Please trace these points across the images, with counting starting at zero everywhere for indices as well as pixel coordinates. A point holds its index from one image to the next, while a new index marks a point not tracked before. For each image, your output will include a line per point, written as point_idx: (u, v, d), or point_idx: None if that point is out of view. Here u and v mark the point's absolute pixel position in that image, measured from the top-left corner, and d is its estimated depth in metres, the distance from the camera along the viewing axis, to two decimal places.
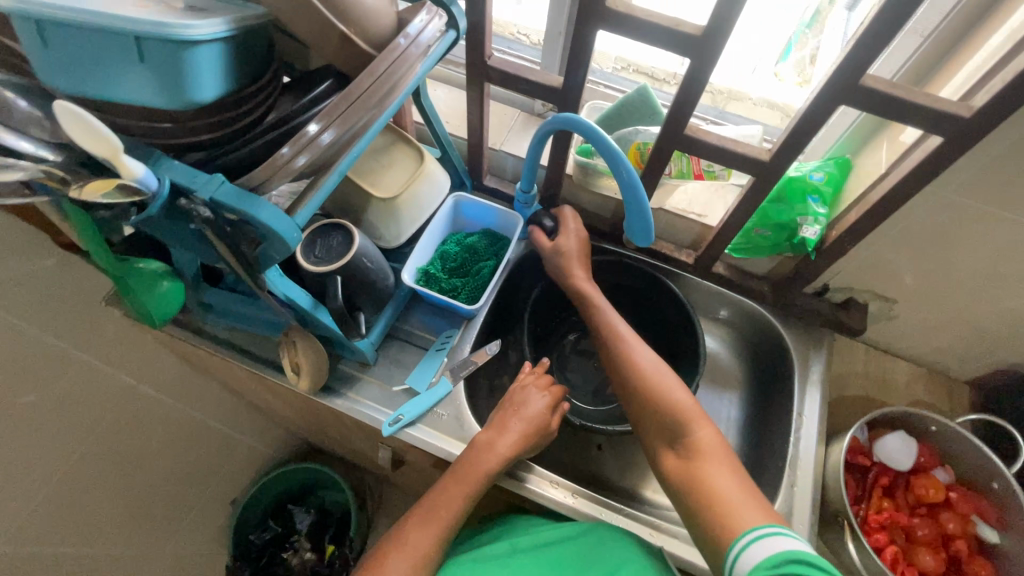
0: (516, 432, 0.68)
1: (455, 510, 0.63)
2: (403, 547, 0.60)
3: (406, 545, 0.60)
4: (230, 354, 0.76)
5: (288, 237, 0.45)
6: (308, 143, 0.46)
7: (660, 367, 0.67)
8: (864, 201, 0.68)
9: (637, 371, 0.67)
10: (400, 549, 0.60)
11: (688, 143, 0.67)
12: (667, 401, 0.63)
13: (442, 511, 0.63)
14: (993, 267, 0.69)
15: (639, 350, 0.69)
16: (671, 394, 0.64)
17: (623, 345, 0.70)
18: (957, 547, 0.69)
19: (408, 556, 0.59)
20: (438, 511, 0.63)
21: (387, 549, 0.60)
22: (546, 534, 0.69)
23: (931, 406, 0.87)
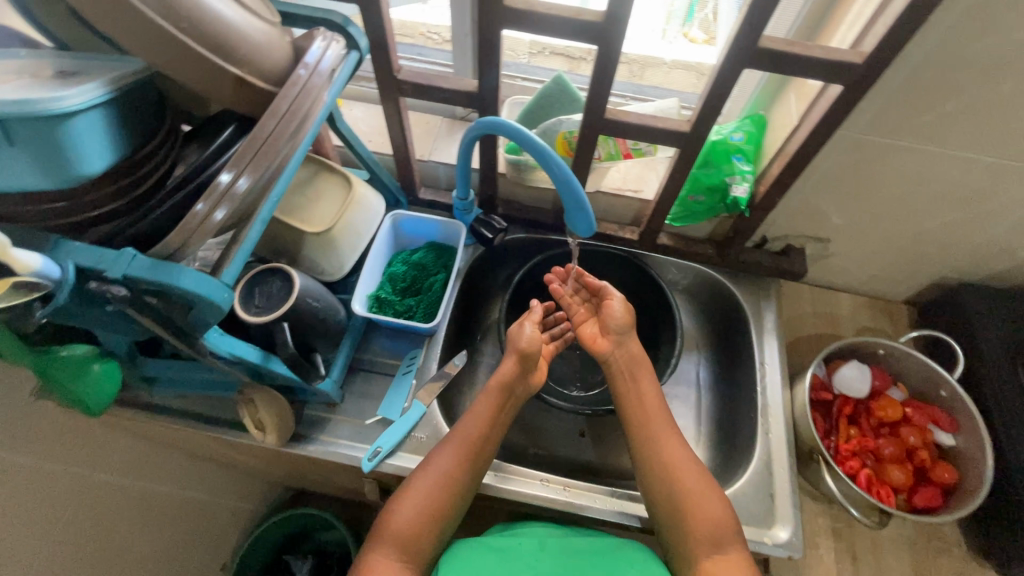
0: (498, 385, 0.71)
1: (475, 439, 0.67)
2: (426, 470, 0.64)
3: (430, 466, 0.65)
4: (186, 423, 0.71)
5: (218, 299, 0.43)
6: (224, 195, 0.43)
7: (694, 470, 0.64)
8: (784, 153, 0.70)
9: (672, 470, 0.64)
10: (425, 471, 0.64)
11: (611, 125, 0.67)
12: (699, 501, 0.62)
13: (461, 438, 0.66)
14: (907, 195, 0.73)
15: (675, 446, 0.66)
16: (702, 500, 0.62)
17: (656, 433, 0.67)
18: (921, 457, 0.73)
19: (433, 475, 0.64)
20: (456, 437, 0.67)
21: (416, 474, 0.65)
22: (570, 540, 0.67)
23: (878, 330, 0.93)
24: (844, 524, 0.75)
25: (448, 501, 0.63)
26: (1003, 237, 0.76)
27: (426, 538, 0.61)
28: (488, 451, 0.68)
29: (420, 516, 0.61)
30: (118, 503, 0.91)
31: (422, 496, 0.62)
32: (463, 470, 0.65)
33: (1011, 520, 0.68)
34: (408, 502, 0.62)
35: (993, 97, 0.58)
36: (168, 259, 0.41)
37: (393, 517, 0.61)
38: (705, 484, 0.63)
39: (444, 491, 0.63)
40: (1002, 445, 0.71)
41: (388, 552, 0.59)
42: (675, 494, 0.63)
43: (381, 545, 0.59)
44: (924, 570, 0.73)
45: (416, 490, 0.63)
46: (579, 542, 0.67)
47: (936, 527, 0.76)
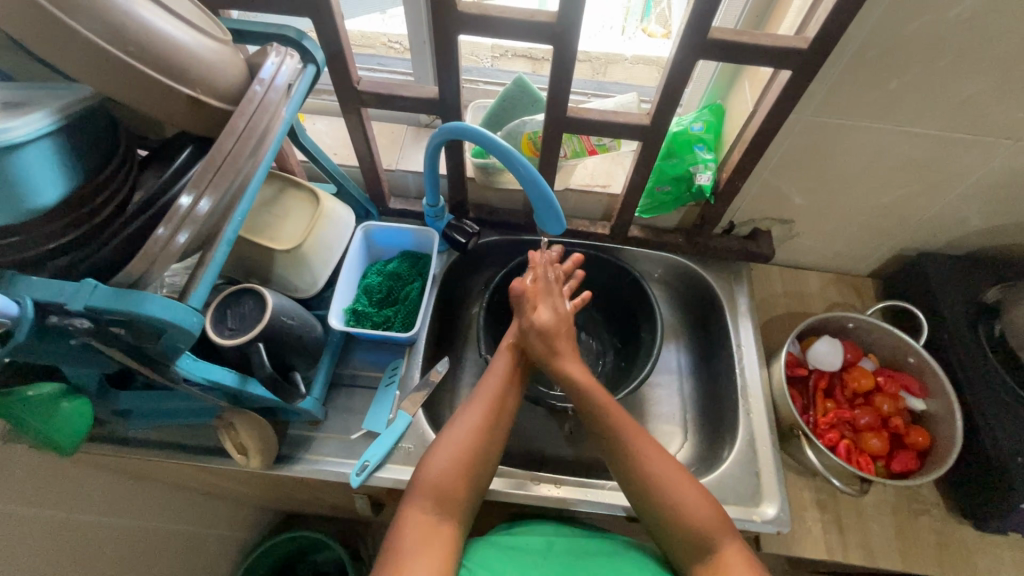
0: (508, 345, 0.74)
1: (498, 393, 0.69)
2: (455, 424, 0.65)
3: (458, 421, 0.65)
4: (165, 454, 0.70)
5: (189, 323, 0.42)
6: (186, 218, 0.41)
7: (675, 475, 0.62)
8: (743, 140, 0.72)
9: (650, 480, 0.62)
10: (453, 426, 0.65)
11: (574, 123, 0.68)
12: (687, 505, 0.60)
13: (485, 393, 0.68)
14: (862, 171, 0.76)
15: (649, 453, 0.63)
16: (687, 504, 0.60)
17: (635, 446, 0.64)
18: (895, 423, 0.76)
19: (462, 428, 0.64)
20: (481, 392, 0.68)
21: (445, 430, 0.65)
22: (579, 543, 0.68)
23: (846, 304, 0.95)
24: (828, 495, 0.77)
25: (481, 451, 0.63)
26: (955, 205, 0.79)
27: (462, 488, 0.60)
28: (511, 405, 0.69)
29: (459, 453, 0.62)
30: (101, 542, 0.88)
31: (453, 448, 0.62)
32: (491, 421, 0.66)
33: (983, 476, 0.71)
34: (440, 455, 0.62)
35: (933, 72, 0.61)
36: (132, 287, 0.40)
37: (425, 471, 0.61)
38: (686, 483, 0.61)
39: (475, 443, 0.63)
40: (969, 405, 0.74)
41: (425, 504, 0.59)
42: (658, 508, 0.61)
43: (418, 499, 0.59)
44: (907, 533, 0.75)
45: (446, 443, 0.63)
46: (585, 544, 0.68)
47: (915, 490, 0.78)
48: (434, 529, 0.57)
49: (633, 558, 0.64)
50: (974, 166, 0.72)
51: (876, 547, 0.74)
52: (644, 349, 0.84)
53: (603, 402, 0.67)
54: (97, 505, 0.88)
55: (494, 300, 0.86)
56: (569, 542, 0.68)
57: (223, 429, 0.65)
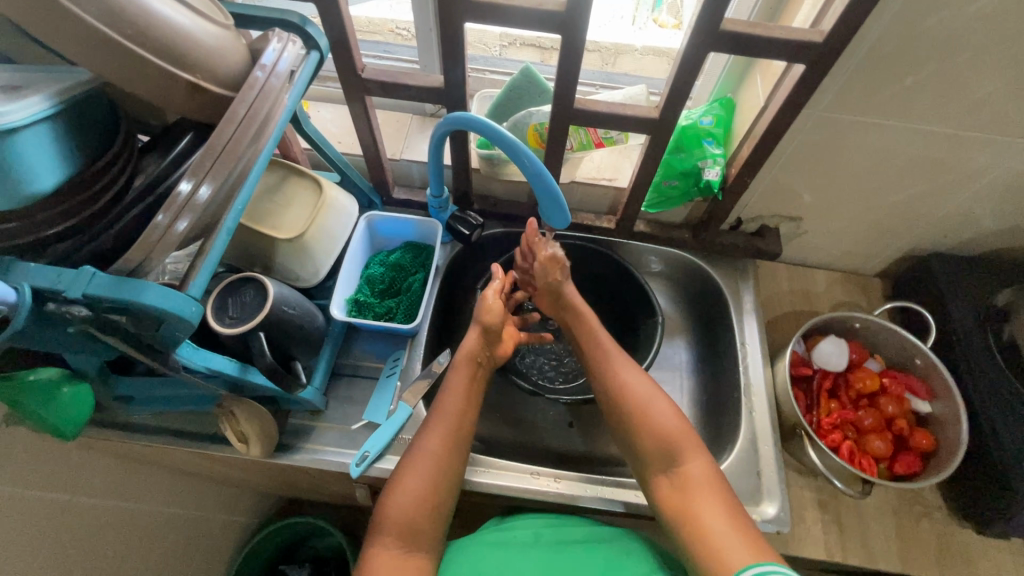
0: (464, 358, 0.71)
1: (457, 418, 0.66)
2: (418, 449, 0.64)
3: (416, 452, 0.64)
4: (166, 441, 0.70)
5: (187, 313, 0.42)
6: (185, 205, 0.41)
7: (644, 384, 0.65)
8: (753, 135, 0.71)
9: (626, 393, 0.65)
10: (412, 459, 0.63)
11: (581, 115, 0.67)
12: (657, 415, 0.62)
13: (443, 417, 0.66)
14: (874, 169, 0.75)
15: (629, 370, 0.67)
16: (658, 413, 0.62)
17: (616, 369, 0.67)
18: (900, 425, 0.75)
19: (419, 462, 0.63)
20: (437, 419, 0.66)
21: (408, 455, 0.64)
22: (575, 531, 0.68)
23: (854, 304, 0.94)
24: (829, 496, 0.76)
25: (438, 489, 0.62)
26: (968, 205, 0.78)
27: (425, 523, 0.60)
28: (473, 420, 0.68)
29: (421, 484, 0.61)
30: (103, 525, 0.89)
31: (413, 481, 0.61)
32: (451, 449, 0.64)
33: (988, 480, 0.70)
34: (400, 491, 0.61)
35: (951, 69, 0.59)
36: (131, 275, 0.40)
37: (387, 507, 0.60)
38: (662, 402, 0.63)
39: (436, 477, 0.62)
40: (976, 409, 0.73)
41: (389, 542, 0.58)
42: (634, 424, 0.63)
43: (382, 538, 0.59)
44: (907, 535, 0.74)
45: (405, 479, 0.62)
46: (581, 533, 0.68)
47: (918, 493, 0.78)
48: (401, 567, 0.57)
49: (630, 547, 0.64)
50: (990, 166, 0.70)
51: (876, 550, 0.73)
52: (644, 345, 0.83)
53: (595, 337, 0.70)
54: (99, 489, 0.89)
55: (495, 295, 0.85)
56: (565, 533, 0.68)
57: (223, 418, 0.65)
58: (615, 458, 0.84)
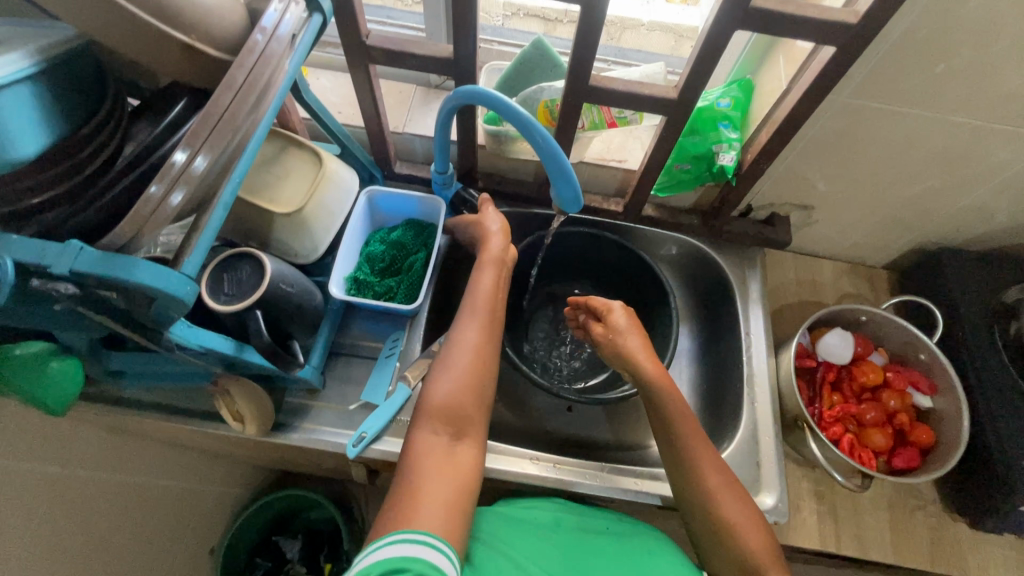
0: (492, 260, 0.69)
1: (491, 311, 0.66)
2: (455, 338, 0.64)
3: (453, 348, 0.63)
4: (161, 415, 0.68)
5: (180, 293, 0.40)
6: (180, 177, 0.37)
7: (717, 463, 0.62)
8: (771, 119, 0.68)
9: (695, 461, 0.62)
10: (446, 357, 0.62)
11: (596, 93, 0.64)
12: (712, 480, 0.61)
13: (476, 312, 0.65)
14: (894, 159, 0.72)
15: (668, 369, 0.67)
16: (729, 509, 0.59)
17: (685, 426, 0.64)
18: (901, 420, 0.75)
19: (460, 351, 0.62)
20: (468, 314, 0.65)
21: (444, 347, 0.64)
22: (588, 522, 0.67)
23: (858, 296, 0.93)
24: (826, 487, 0.77)
25: (477, 385, 0.61)
26: (985, 200, 0.76)
27: (469, 411, 0.60)
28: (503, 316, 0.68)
29: (464, 369, 0.61)
30: None
31: (454, 373, 0.61)
32: (486, 343, 0.64)
33: (985, 477, 0.70)
34: (444, 381, 0.61)
35: (985, 57, 0.57)
36: (123, 251, 0.37)
37: (431, 395, 0.60)
38: (730, 488, 0.61)
39: (476, 364, 0.62)
40: (978, 407, 0.73)
41: (436, 428, 0.58)
42: (701, 496, 0.61)
43: (428, 424, 0.59)
44: (900, 528, 0.75)
45: (445, 371, 0.61)
46: (592, 523, 0.67)
47: (913, 486, 0.78)
48: (447, 452, 0.57)
49: (640, 544, 0.64)
50: (1013, 160, 0.68)
51: (869, 540, 0.74)
52: (660, 333, 0.83)
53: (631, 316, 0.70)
54: None
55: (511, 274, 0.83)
56: (579, 521, 0.67)
57: (218, 397, 0.63)
58: (614, 444, 0.84)
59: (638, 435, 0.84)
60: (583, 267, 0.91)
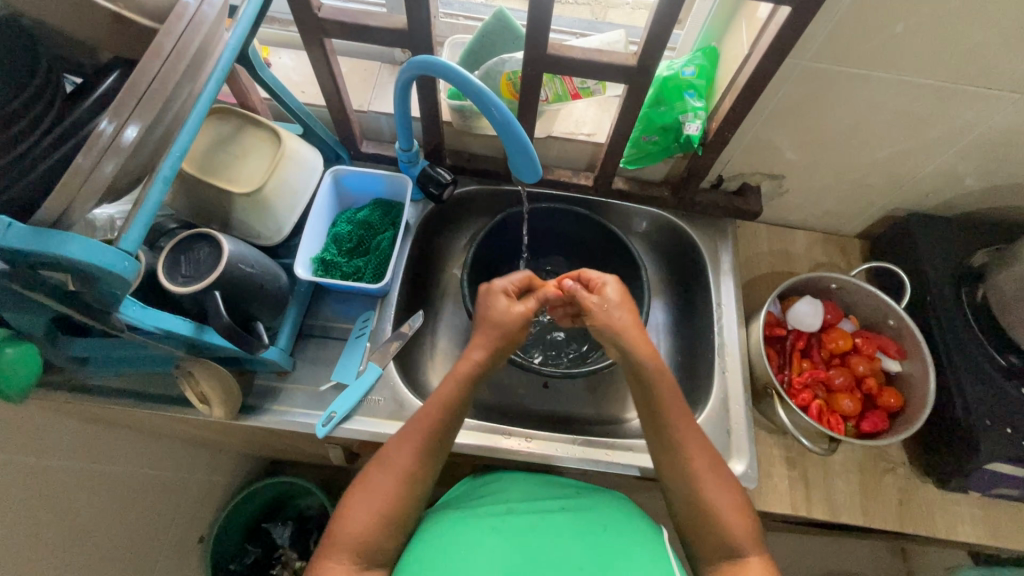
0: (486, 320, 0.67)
1: (430, 428, 0.60)
2: (383, 459, 0.59)
3: (382, 467, 0.58)
4: (128, 401, 0.68)
5: (118, 268, 0.39)
6: (108, 148, 0.37)
7: (703, 447, 0.60)
8: (735, 85, 0.68)
9: (683, 446, 0.60)
10: (378, 474, 0.58)
11: (555, 62, 0.63)
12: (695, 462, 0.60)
13: (415, 431, 0.60)
14: (859, 124, 0.72)
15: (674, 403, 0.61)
16: (713, 494, 0.58)
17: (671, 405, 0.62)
18: (869, 384, 0.75)
19: (388, 475, 0.57)
20: (411, 436, 0.60)
21: (372, 466, 0.59)
22: (541, 502, 0.65)
23: (831, 265, 0.93)
24: (797, 453, 0.77)
25: (395, 517, 0.56)
26: (951, 164, 0.76)
27: (385, 545, 0.56)
28: (448, 436, 0.62)
29: (389, 496, 0.56)
30: (73, 486, 0.88)
31: (374, 502, 0.56)
32: (419, 468, 0.59)
33: (951, 437, 0.71)
34: (361, 509, 0.56)
35: (942, 14, 0.56)
36: (56, 225, 0.37)
37: (343, 525, 0.55)
38: (716, 465, 0.60)
39: (403, 491, 0.57)
40: (945, 369, 0.74)
41: (342, 556, 0.53)
42: (681, 481, 0.60)
43: (334, 553, 0.54)
44: (870, 490, 0.76)
45: (366, 494, 0.57)
46: (547, 503, 0.65)
47: (883, 449, 0.79)
48: None
49: (602, 517, 0.63)
50: (976, 120, 0.68)
51: (838, 503, 0.75)
52: (632, 307, 0.83)
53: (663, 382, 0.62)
54: (68, 451, 0.87)
55: (482, 250, 0.83)
56: (533, 504, 0.64)
57: (182, 378, 0.62)
58: (590, 418, 0.85)
59: (613, 408, 0.85)
60: (556, 243, 0.91)
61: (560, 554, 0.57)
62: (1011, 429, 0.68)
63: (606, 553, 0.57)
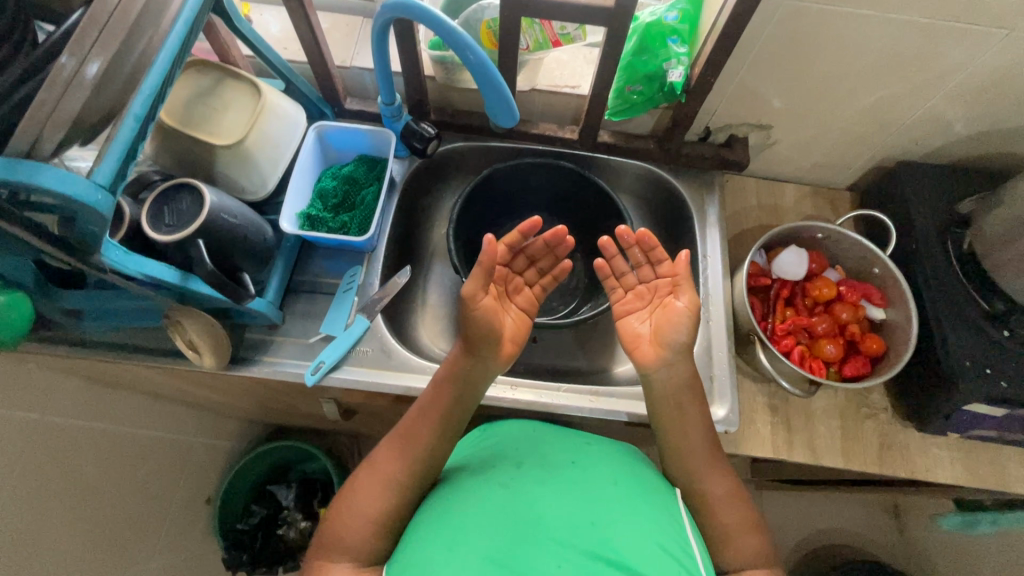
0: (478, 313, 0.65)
1: (420, 432, 0.63)
2: (377, 463, 0.62)
3: (376, 469, 0.61)
4: (123, 355, 0.69)
5: (94, 201, 0.40)
6: (71, 81, 0.39)
7: None
8: (716, 30, 0.67)
9: None
10: (374, 472, 0.61)
11: (533, 6, 0.62)
12: (684, 427, 0.67)
13: (407, 436, 0.63)
14: (845, 67, 0.71)
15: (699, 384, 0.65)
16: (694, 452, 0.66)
17: None
18: (852, 330, 0.76)
19: (381, 476, 0.60)
20: (395, 447, 0.62)
21: (369, 465, 0.62)
22: (551, 456, 0.64)
23: (820, 218, 0.93)
24: (780, 401, 0.78)
25: (391, 515, 0.59)
26: (939, 109, 0.75)
27: (382, 548, 0.58)
28: (445, 441, 0.63)
29: (382, 495, 0.59)
30: (79, 444, 0.91)
31: (366, 499, 0.59)
32: (411, 464, 0.61)
33: (930, 381, 0.72)
34: (354, 509, 0.59)
35: None
36: (43, 160, 0.38)
37: (336, 531, 0.58)
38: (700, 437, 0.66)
39: (394, 486, 0.60)
40: (927, 314, 0.74)
41: (340, 546, 0.57)
42: (690, 458, 0.66)
43: (329, 549, 0.57)
44: (851, 435, 0.77)
45: (358, 499, 0.59)
46: (556, 456, 0.64)
47: (866, 396, 0.80)
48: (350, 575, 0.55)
49: (610, 468, 0.62)
50: (964, 61, 0.67)
51: (820, 447, 0.76)
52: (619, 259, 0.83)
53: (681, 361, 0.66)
54: (73, 411, 0.90)
55: (469, 205, 0.83)
56: (542, 459, 0.63)
57: (171, 328, 0.64)
58: (578, 370, 0.86)
59: (600, 360, 0.86)
60: (543, 201, 0.91)
61: (561, 514, 0.55)
62: (991, 370, 0.69)
63: (610, 502, 0.57)
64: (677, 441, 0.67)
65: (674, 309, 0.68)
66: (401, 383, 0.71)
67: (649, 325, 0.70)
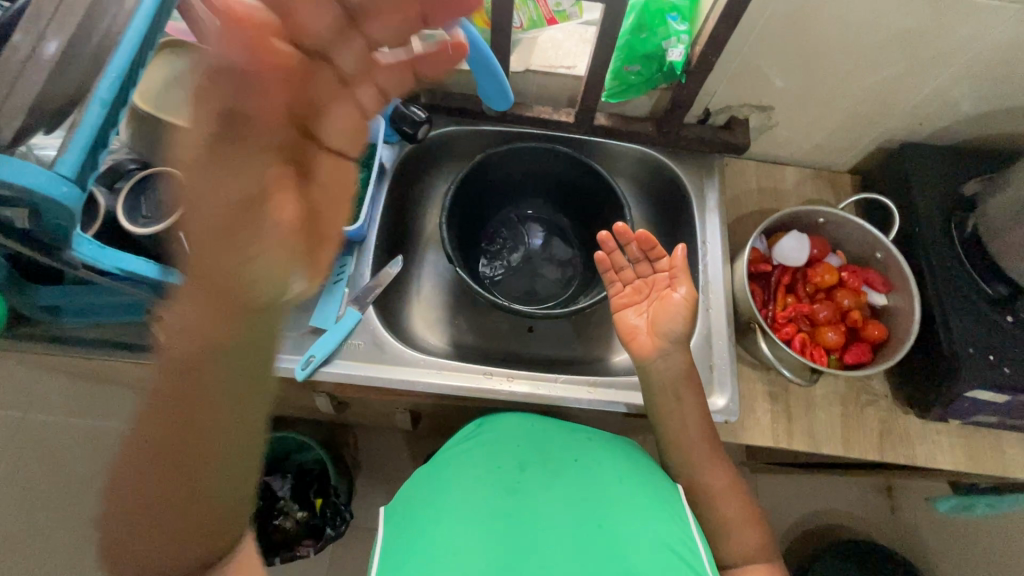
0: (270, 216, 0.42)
1: (153, 420, 0.44)
2: (129, 452, 0.46)
3: (139, 466, 0.45)
4: (101, 352, 0.65)
5: (60, 194, 0.38)
6: (32, 64, 0.37)
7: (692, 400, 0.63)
8: (719, 5, 0.64)
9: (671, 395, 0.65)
10: (132, 469, 0.45)
11: None
12: (684, 418, 0.66)
13: (159, 415, 0.44)
14: (853, 44, 0.68)
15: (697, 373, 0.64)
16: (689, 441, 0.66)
17: None
18: (854, 317, 0.75)
19: (133, 475, 0.45)
20: (151, 422, 0.45)
21: (130, 449, 0.46)
22: (553, 453, 0.68)
23: (821, 202, 0.91)
24: (780, 389, 0.77)
25: (165, 531, 0.47)
26: (946, 88, 0.73)
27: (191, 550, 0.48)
28: (206, 424, 0.45)
29: (143, 496, 0.45)
30: None
31: (132, 500, 0.46)
32: (161, 462, 0.45)
33: (930, 367, 0.72)
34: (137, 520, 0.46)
35: None
36: (5, 150, 0.37)
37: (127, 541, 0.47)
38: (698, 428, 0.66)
39: (169, 486, 0.46)
40: (929, 298, 0.73)
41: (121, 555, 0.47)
42: (691, 449, 0.66)
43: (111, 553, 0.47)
44: (852, 422, 0.76)
45: (126, 506, 0.46)
46: (557, 450, 0.68)
47: (866, 382, 0.79)
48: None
49: (604, 463, 0.66)
50: (975, 38, 0.64)
51: (819, 435, 0.75)
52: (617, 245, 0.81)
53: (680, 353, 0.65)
54: None
55: (462, 192, 0.81)
56: (543, 455, 0.67)
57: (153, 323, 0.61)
58: (576, 359, 0.85)
59: (598, 349, 0.85)
60: (539, 189, 0.89)
61: (546, 516, 0.62)
62: (994, 356, 0.68)
63: (599, 503, 0.63)
64: (677, 433, 0.67)
65: (671, 301, 0.68)
66: (396, 377, 0.69)
67: (646, 318, 0.70)
